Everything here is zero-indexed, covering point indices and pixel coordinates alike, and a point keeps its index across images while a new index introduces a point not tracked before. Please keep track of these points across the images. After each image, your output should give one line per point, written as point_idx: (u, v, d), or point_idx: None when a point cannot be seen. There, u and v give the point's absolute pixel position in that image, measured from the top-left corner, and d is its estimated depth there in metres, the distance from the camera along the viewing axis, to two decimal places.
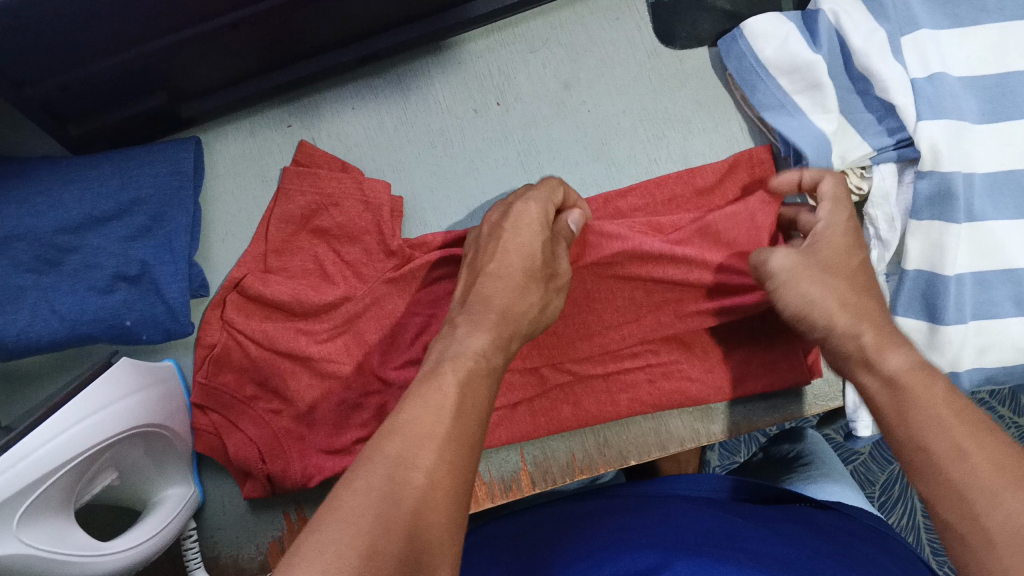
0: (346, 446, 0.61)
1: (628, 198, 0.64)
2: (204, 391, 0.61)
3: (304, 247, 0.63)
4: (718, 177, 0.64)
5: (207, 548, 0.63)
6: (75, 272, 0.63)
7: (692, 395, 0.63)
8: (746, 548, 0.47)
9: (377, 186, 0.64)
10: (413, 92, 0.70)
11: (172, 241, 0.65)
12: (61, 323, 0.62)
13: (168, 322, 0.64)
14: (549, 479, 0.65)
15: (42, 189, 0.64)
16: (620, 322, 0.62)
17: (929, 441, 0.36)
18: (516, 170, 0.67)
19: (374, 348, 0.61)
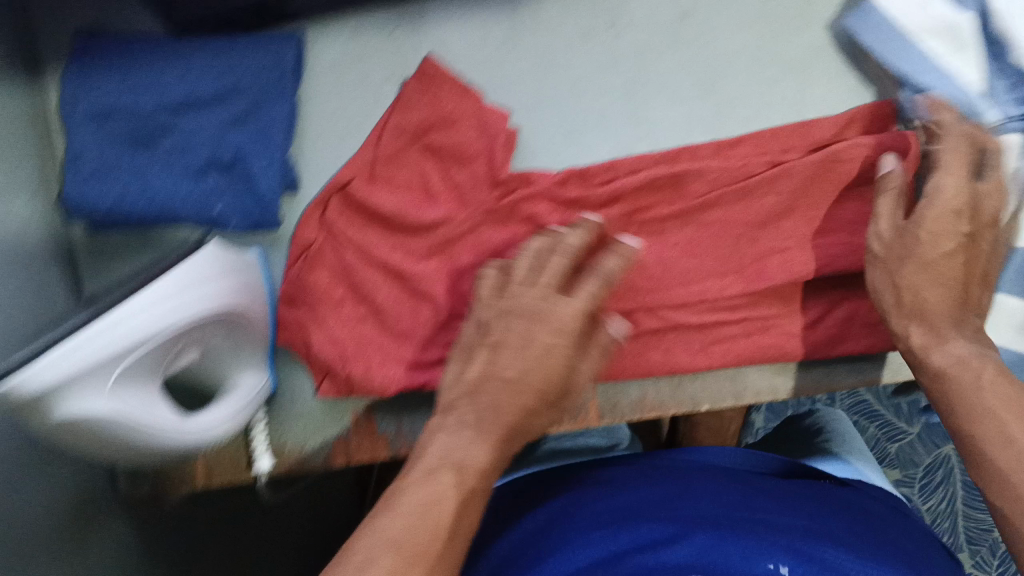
0: (426, 363, 0.63)
1: (740, 147, 0.60)
2: (297, 285, 0.62)
3: (415, 161, 0.62)
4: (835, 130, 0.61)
5: (274, 435, 0.64)
6: (168, 153, 0.63)
7: (788, 352, 0.60)
8: (766, 522, 0.55)
9: (497, 116, 0.61)
10: (524, 7, 0.64)
11: (268, 132, 0.64)
12: (153, 202, 0.62)
13: (258, 213, 0.64)
14: (617, 413, 0.62)
15: (143, 67, 0.63)
16: (722, 271, 0.60)
17: (978, 429, 0.47)
18: (620, 102, 0.63)
19: (467, 273, 0.62)
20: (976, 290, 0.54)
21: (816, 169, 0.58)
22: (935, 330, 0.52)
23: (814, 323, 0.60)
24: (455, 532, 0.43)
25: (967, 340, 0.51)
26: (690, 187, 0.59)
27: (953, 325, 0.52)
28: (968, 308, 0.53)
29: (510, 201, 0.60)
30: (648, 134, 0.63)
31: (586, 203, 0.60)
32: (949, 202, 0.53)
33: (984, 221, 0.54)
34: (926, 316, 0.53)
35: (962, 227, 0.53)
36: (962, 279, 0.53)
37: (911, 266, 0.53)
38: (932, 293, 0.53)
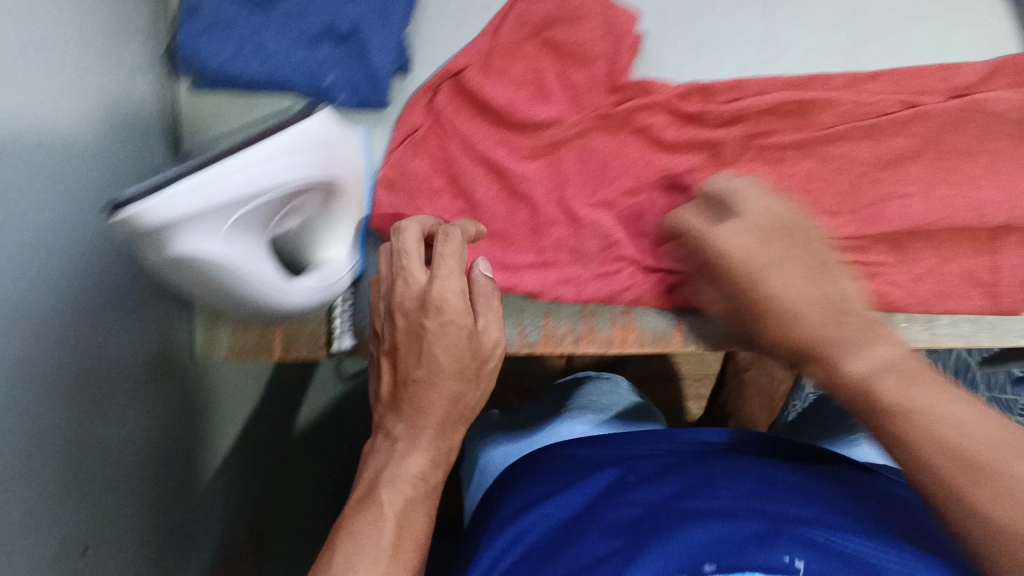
0: (516, 265, 0.58)
1: (877, 81, 0.58)
2: (397, 170, 0.59)
3: (531, 56, 0.59)
4: (977, 79, 0.58)
5: (356, 316, 0.64)
6: (286, 17, 0.62)
7: (893, 301, 0.57)
8: (786, 516, 0.46)
9: (626, 18, 0.59)
10: None
11: (390, 9, 0.63)
12: (264, 65, 0.61)
13: (369, 90, 0.62)
14: (701, 343, 0.59)
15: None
16: (837, 210, 0.58)
17: (916, 446, 0.38)
18: (756, 20, 0.60)
19: (572, 180, 0.59)
20: (835, 282, 0.48)
21: (953, 116, 0.57)
22: (829, 360, 0.44)
23: (922, 276, 0.57)
24: (397, 547, 0.45)
25: (868, 347, 0.43)
26: (818, 117, 0.58)
27: (833, 330, 0.45)
28: (835, 313, 0.46)
29: (625, 109, 0.58)
30: (779, 57, 0.60)
31: (705, 120, 0.58)
32: (747, 227, 0.50)
33: (789, 232, 0.51)
34: (765, 320, 0.49)
35: (765, 244, 0.50)
36: (817, 291, 0.48)
37: (761, 278, 0.49)
38: (794, 332, 0.47)
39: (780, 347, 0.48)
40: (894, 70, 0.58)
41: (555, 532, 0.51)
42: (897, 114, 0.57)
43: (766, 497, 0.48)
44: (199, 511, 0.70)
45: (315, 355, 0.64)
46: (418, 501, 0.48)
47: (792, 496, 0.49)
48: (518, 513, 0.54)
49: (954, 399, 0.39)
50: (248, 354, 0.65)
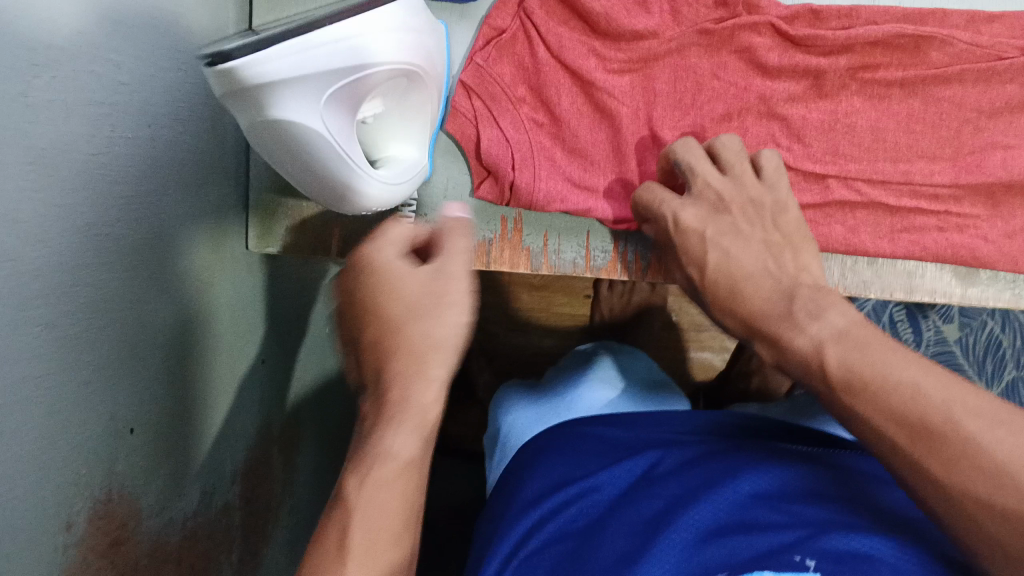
0: (593, 186, 0.56)
1: (994, 24, 0.55)
2: (478, 73, 0.55)
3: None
4: None
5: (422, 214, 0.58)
6: None
7: (980, 256, 0.55)
8: (788, 512, 0.44)
9: None
10: None
11: None
12: None
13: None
14: None
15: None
16: (936, 155, 0.55)
17: (884, 418, 0.36)
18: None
19: (661, 99, 0.56)
20: (781, 260, 0.48)
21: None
22: (777, 341, 0.44)
23: (1014, 233, 0.55)
24: (377, 513, 0.35)
25: (813, 323, 0.42)
26: (931, 54, 0.55)
27: (784, 313, 0.44)
28: (783, 285, 0.46)
29: (730, 26, 0.54)
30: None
31: (813, 46, 0.55)
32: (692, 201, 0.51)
33: (714, 209, 0.51)
34: (713, 291, 0.49)
35: (706, 224, 0.51)
36: (758, 269, 0.48)
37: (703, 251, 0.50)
38: (740, 309, 0.47)
39: (736, 325, 0.48)
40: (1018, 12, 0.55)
41: (571, 524, 0.49)
42: (1014, 59, 0.54)
43: (774, 499, 0.45)
44: (241, 422, 0.66)
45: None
46: (409, 467, 0.36)
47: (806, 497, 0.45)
48: (538, 499, 0.51)
49: (927, 366, 0.36)
50: (308, 250, 0.63)
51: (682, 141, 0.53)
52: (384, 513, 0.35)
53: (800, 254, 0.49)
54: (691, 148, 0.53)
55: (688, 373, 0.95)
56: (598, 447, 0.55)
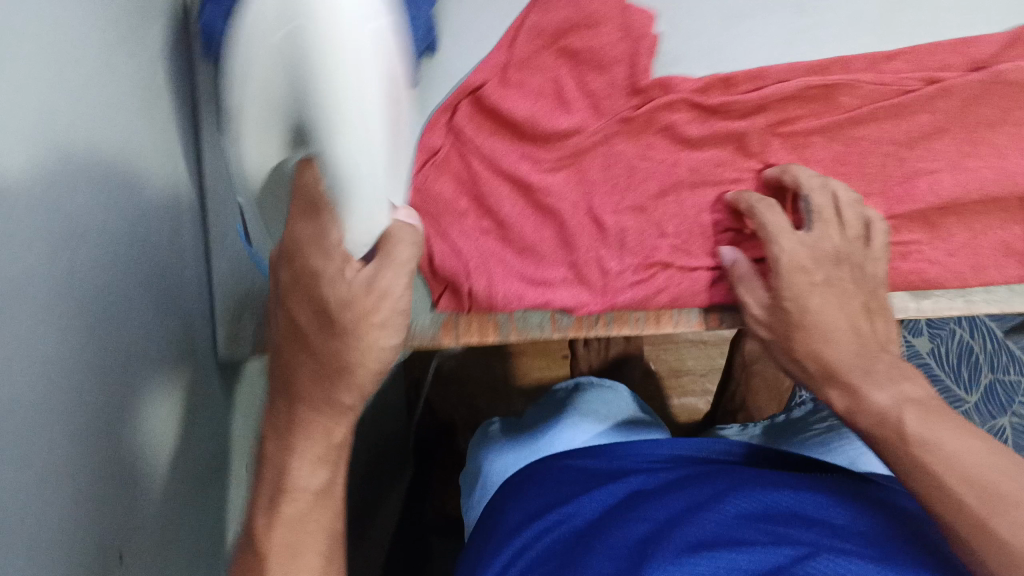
0: (549, 281, 0.59)
1: (894, 62, 0.57)
2: (421, 195, 0.57)
3: (548, 66, 0.58)
4: (997, 49, 0.57)
5: None
6: None
7: (928, 278, 0.58)
8: (778, 531, 0.55)
9: (644, 15, 0.57)
10: None
11: None
12: None
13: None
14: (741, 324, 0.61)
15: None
16: (864, 192, 0.58)
17: (947, 482, 0.44)
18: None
19: (598, 187, 0.58)
20: (871, 325, 0.55)
21: (978, 89, 0.56)
22: (852, 390, 0.52)
23: (956, 251, 0.58)
24: (303, 544, 0.47)
25: (884, 386, 0.50)
26: (841, 99, 0.57)
27: (863, 376, 0.51)
28: (871, 347, 0.53)
29: (648, 110, 0.57)
30: (811, 27, 0.59)
31: (729, 111, 0.58)
32: (795, 255, 0.55)
33: (835, 261, 0.56)
34: (803, 333, 0.54)
35: (818, 277, 0.55)
36: (847, 323, 0.54)
37: (807, 297, 0.55)
38: (828, 352, 0.53)
39: (806, 363, 0.55)
40: (919, 44, 0.58)
41: (573, 536, 0.60)
42: (920, 91, 0.56)
43: (761, 519, 0.56)
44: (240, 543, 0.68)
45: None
46: (322, 503, 0.48)
47: (766, 491, 0.59)
48: (519, 528, 0.61)
49: (966, 435, 0.45)
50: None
51: (817, 178, 0.56)
52: (309, 539, 0.47)
53: (887, 325, 0.55)
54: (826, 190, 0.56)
55: (677, 421, 0.98)
56: (600, 511, 0.62)
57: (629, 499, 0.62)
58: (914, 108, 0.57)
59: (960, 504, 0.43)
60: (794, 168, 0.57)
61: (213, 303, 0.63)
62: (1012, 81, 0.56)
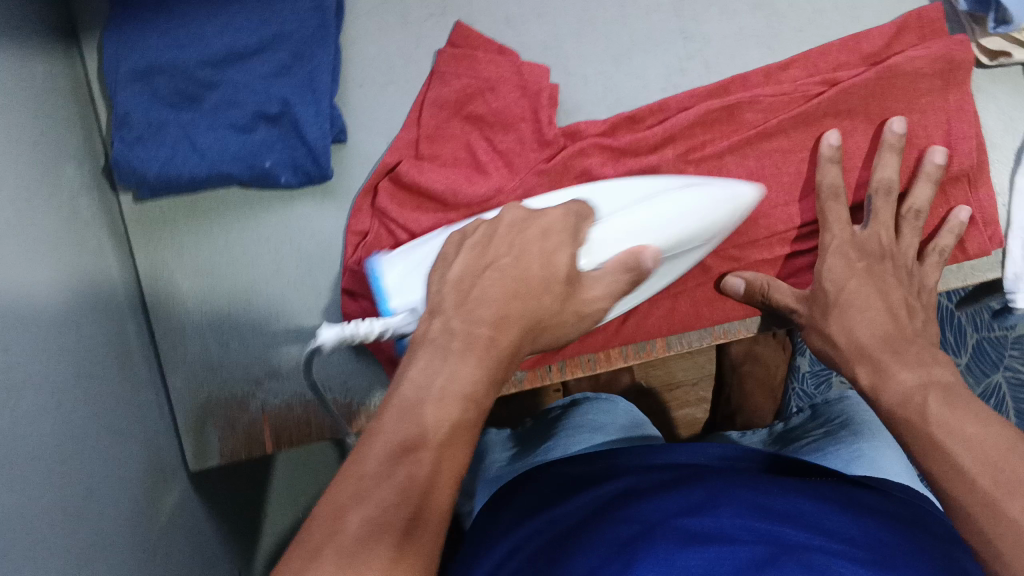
0: None
1: (790, 71, 0.60)
2: (354, 276, 0.61)
3: (457, 134, 0.60)
4: (886, 41, 0.59)
5: (339, 394, 0.64)
6: (215, 109, 0.59)
7: None
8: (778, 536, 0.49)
9: (537, 70, 0.60)
10: None
11: (314, 80, 0.59)
12: (201, 162, 0.59)
13: (310, 165, 0.59)
14: (685, 342, 0.63)
15: (185, 20, 0.59)
16: (788, 201, 0.59)
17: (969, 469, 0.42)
18: (669, 18, 0.61)
19: None
20: (909, 315, 0.54)
21: (873, 86, 0.57)
22: (881, 368, 0.51)
23: None
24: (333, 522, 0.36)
25: (912, 368, 0.49)
26: (745, 117, 0.58)
27: (892, 355, 0.51)
28: (907, 333, 0.52)
29: (560, 160, 0.58)
30: (700, 52, 0.61)
31: (637, 149, 0.59)
32: (840, 245, 0.56)
33: (879, 256, 0.56)
34: (839, 311, 0.54)
35: (860, 265, 0.55)
36: (885, 309, 0.53)
37: (845, 277, 0.55)
38: (862, 330, 0.53)
39: (838, 340, 0.54)
40: (808, 52, 0.60)
41: (548, 546, 0.53)
42: (819, 96, 0.57)
43: (759, 519, 0.51)
44: None
45: (305, 441, 0.65)
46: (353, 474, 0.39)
47: (748, 495, 0.54)
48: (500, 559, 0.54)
49: (986, 421, 0.44)
50: (241, 454, 0.65)
51: (891, 181, 0.56)
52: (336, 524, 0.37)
53: (920, 319, 0.55)
54: (891, 195, 0.56)
55: (678, 433, 0.98)
56: (583, 515, 0.55)
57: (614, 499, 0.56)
58: (820, 116, 0.58)
59: (976, 489, 0.41)
60: (890, 159, 0.56)
61: (176, 421, 0.65)
62: (903, 74, 0.57)
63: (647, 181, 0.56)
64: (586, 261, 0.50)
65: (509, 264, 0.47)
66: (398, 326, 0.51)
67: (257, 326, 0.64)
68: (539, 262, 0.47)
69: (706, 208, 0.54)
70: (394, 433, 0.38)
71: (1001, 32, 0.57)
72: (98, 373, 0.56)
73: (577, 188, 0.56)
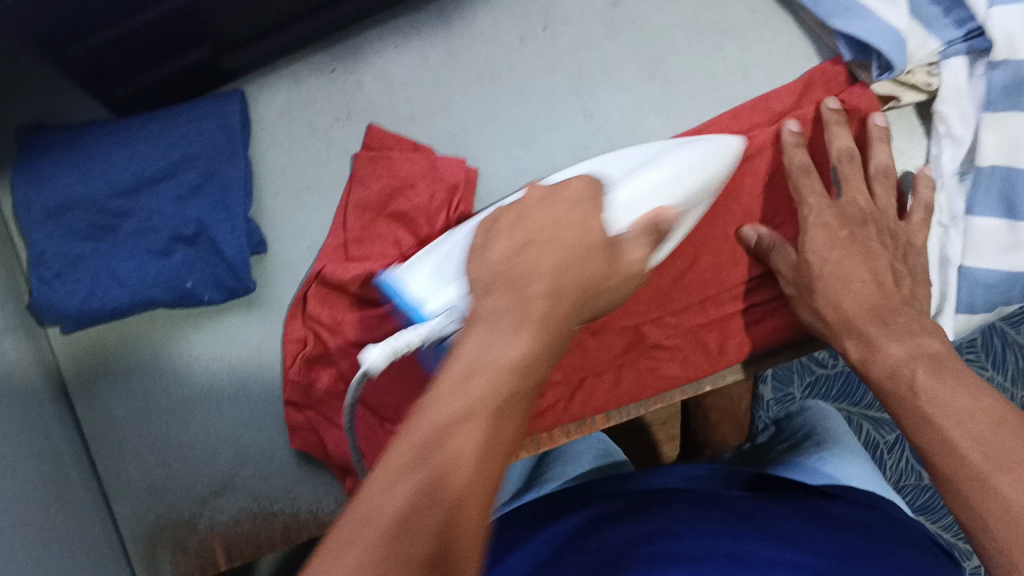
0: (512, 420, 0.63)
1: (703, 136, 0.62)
2: (298, 387, 0.62)
3: (384, 234, 0.61)
4: (794, 99, 0.62)
5: (286, 506, 0.64)
6: (131, 237, 0.60)
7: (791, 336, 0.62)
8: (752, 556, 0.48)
9: (450, 161, 0.61)
10: (456, 26, 0.64)
11: (227, 197, 0.61)
12: (123, 290, 0.60)
13: (231, 280, 0.61)
14: (623, 411, 0.63)
15: (89, 154, 0.60)
16: (719, 265, 0.62)
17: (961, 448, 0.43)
18: (568, 98, 0.63)
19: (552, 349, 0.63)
20: (893, 280, 0.57)
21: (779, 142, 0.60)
22: (870, 342, 0.54)
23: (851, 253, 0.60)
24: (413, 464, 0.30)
25: (901, 340, 0.52)
26: None
27: (881, 327, 0.54)
28: (894, 300, 0.56)
29: None
30: (602, 127, 0.63)
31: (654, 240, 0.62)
32: (821, 216, 0.58)
33: (860, 221, 0.58)
34: (821, 287, 0.57)
35: (844, 234, 0.57)
36: (869, 278, 0.56)
37: (819, 254, 0.57)
38: (847, 301, 0.56)
39: (825, 314, 0.56)
40: (719, 117, 0.62)
41: None
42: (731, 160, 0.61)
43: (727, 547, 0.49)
44: None
45: (258, 555, 0.64)
46: (430, 390, 0.34)
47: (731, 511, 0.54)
48: None
49: (974, 393, 0.45)
50: None
51: (849, 148, 0.59)
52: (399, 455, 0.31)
53: (907, 284, 0.58)
54: (854, 161, 0.59)
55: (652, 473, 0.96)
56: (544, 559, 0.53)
57: (581, 534, 0.54)
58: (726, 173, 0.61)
59: (965, 463, 0.42)
60: (839, 130, 0.59)
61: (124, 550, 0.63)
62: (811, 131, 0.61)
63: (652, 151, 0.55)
64: (612, 225, 0.46)
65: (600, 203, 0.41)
66: (439, 330, 0.46)
67: (198, 446, 0.64)
68: (574, 231, 0.42)
69: (705, 161, 0.53)
70: (449, 402, 0.33)
71: (886, 79, 0.60)
72: (34, 515, 0.54)
73: (584, 170, 0.55)
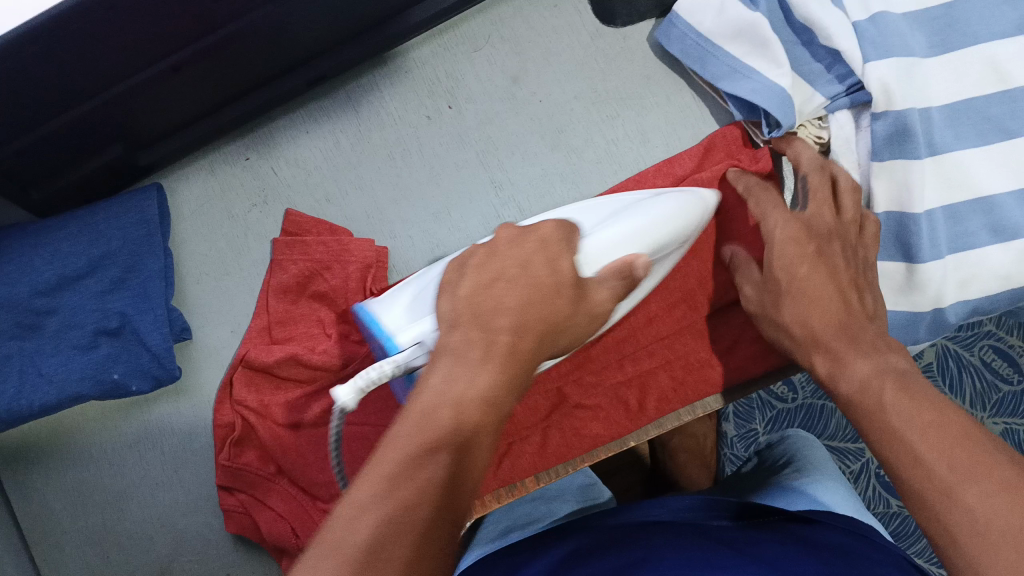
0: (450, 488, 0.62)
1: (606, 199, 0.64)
2: (228, 473, 0.62)
3: (308, 314, 0.64)
4: (696, 162, 0.64)
5: None
6: (56, 333, 0.61)
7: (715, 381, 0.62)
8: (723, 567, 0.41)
9: (362, 243, 0.63)
10: (364, 107, 0.67)
11: (148, 288, 0.63)
12: (51, 386, 0.60)
13: (157, 369, 0.62)
14: (552, 471, 0.62)
15: (12, 256, 0.62)
16: (633, 323, 0.64)
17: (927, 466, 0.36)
18: (478, 173, 0.66)
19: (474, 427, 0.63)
20: (859, 298, 0.50)
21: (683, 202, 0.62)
22: (836, 357, 0.47)
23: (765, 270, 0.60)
24: (390, 479, 0.32)
25: (866, 356, 0.46)
26: None
27: (847, 343, 0.47)
28: (858, 320, 0.49)
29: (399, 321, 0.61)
30: (511, 197, 0.66)
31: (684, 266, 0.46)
32: (785, 230, 0.52)
33: (825, 234, 0.52)
34: (791, 299, 0.50)
35: (811, 249, 0.51)
36: (835, 294, 0.49)
37: (792, 264, 0.51)
38: (814, 316, 0.49)
39: (793, 330, 0.50)
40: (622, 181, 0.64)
41: None
42: None
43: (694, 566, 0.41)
44: None
45: None
46: (398, 424, 0.36)
47: (700, 540, 0.47)
48: None
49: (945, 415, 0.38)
50: None
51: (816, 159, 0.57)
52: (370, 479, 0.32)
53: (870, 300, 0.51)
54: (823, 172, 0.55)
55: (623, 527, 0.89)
56: None
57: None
58: None
59: (931, 478, 0.36)
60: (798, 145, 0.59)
61: None
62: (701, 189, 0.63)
63: (625, 200, 0.53)
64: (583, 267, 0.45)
65: (510, 273, 0.41)
66: (407, 362, 0.42)
67: (134, 534, 0.64)
68: (512, 267, 0.42)
69: (682, 216, 0.51)
70: (412, 437, 0.35)
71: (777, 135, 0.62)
72: None
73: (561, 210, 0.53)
